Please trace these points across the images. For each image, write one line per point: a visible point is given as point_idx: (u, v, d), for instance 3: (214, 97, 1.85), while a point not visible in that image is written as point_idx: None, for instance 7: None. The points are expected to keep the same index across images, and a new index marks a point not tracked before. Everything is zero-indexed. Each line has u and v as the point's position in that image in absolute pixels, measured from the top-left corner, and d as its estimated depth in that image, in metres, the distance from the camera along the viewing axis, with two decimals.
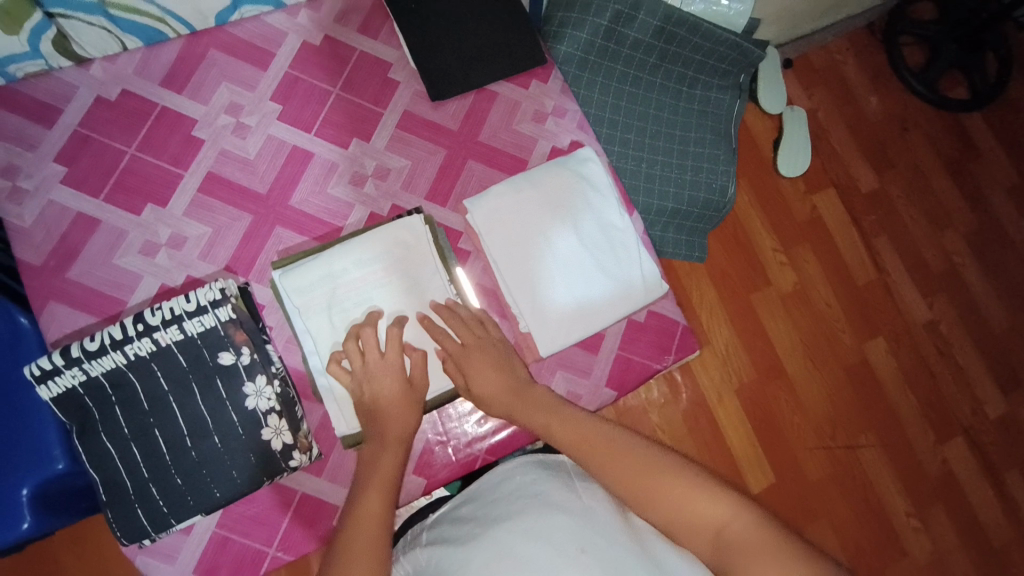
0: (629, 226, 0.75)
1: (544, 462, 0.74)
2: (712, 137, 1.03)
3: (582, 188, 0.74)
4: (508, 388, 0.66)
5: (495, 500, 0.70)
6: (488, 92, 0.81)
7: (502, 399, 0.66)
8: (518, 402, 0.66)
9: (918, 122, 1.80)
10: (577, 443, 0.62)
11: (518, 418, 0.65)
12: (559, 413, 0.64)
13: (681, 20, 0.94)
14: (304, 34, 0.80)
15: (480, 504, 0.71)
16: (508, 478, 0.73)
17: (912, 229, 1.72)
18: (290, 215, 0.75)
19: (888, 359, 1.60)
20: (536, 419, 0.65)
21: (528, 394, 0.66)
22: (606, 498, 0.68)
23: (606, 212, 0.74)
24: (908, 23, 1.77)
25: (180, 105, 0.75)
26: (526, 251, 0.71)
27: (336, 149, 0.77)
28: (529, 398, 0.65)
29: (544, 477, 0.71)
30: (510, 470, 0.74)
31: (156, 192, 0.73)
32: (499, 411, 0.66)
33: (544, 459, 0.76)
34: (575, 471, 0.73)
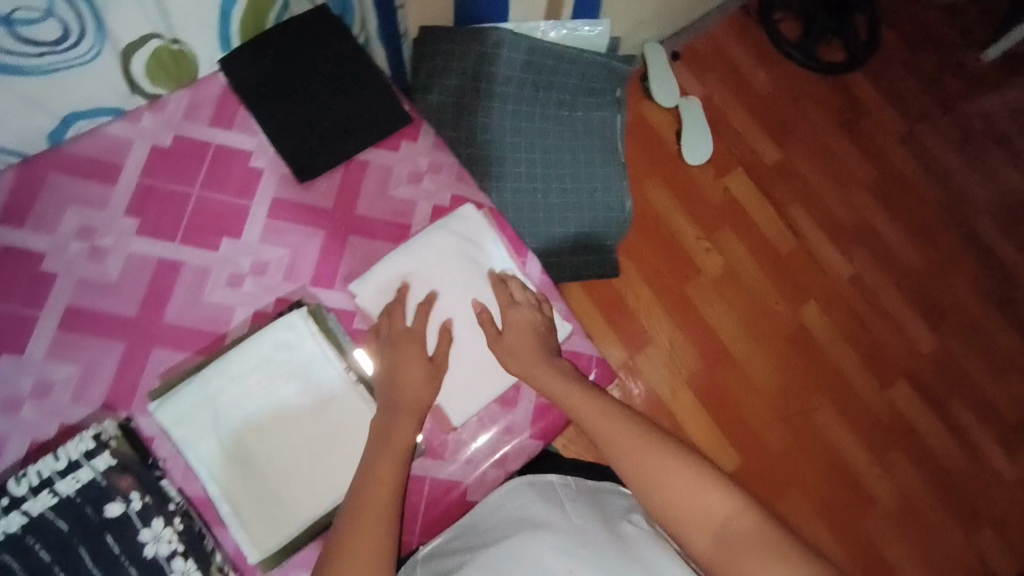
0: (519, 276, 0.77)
1: (536, 484, 0.73)
2: (601, 155, 1.05)
3: (463, 248, 0.75)
4: (534, 351, 0.72)
5: (491, 529, 0.67)
6: (357, 161, 0.79)
7: (525, 359, 0.72)
8: (540, 366, 0.71)
9: (806, 88, 1.87)
10: (604, 430, 0.68)
11: (535, 376, 0.71)
12: (583, 387, 0.70)
13: (545, 50, 0.98)
14: (150, 138, 0.75)
15: (474, 534, 0.68)
16: (498, 505, 0.70)
17: (821, 191, 1.79)
18: (167, 333, 0.70)
19: (824, 321, 1.66)
20: (555, 384, 0.71)
21: (554, 362, 0.72)
22: (593, 512, 0.69)
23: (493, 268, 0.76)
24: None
25: (23, 239, 0.70)
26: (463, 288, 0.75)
27: (205, 254, 0.73)
28: (552, 364, 0.72)
29: (538, 502, 0.70)
30: (500, 496, 0.71)
31: (11, 340, 0.68)
32: (518, 369, 0.72)
33: (536, 479, 0.74)
34: (566, 488, 0.73)
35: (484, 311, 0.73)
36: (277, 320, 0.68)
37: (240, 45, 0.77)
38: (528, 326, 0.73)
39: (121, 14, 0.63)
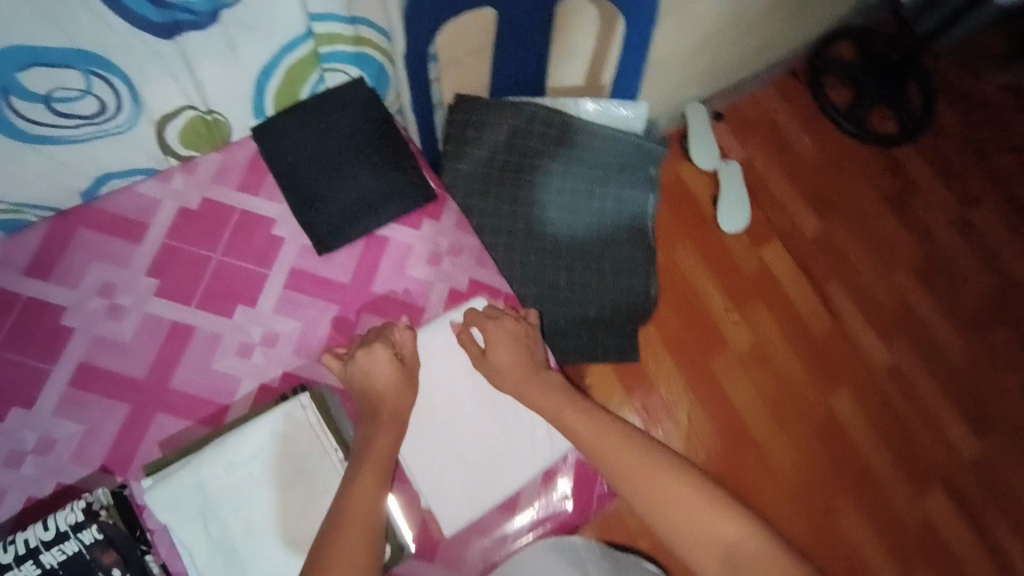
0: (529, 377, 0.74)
1: (561, 547, 0.72)
2: (630, 238, 1.02)
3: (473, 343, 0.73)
4: (524, 361, 0.71)
5: None
6: (377, 237, 0.78)
7: (517, 373, 0.71)
8: (534, 378, 0.71)
9: (853, 160, 1.81)
10: (610, 455, 0.68)
11: (531, 394, 0.71)
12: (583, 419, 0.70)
13: (578, 129, 0.96)
14: (179, 199, 0.76)
15: None
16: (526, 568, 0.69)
17: (863, 272, 1.71)
18: (172, 399, 0.70)
19: (855, 412, 1.59)
20: (551, 400, 0.70)
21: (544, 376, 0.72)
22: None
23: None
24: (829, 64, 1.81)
25: (46, 292, 0.71)
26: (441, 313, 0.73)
27: (219, 320, 0.74)
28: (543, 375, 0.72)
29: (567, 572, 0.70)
30: (525, 558, 0.70)
31: (21, 393, 0.68)
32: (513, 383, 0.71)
33: (562, 542, 0.72)
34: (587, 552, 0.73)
35: (461, 333, 0.72)
36: (278, 405, 0.67)
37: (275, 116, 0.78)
38: (510, 334, 0.72)
39: (158, 88, 0.64)
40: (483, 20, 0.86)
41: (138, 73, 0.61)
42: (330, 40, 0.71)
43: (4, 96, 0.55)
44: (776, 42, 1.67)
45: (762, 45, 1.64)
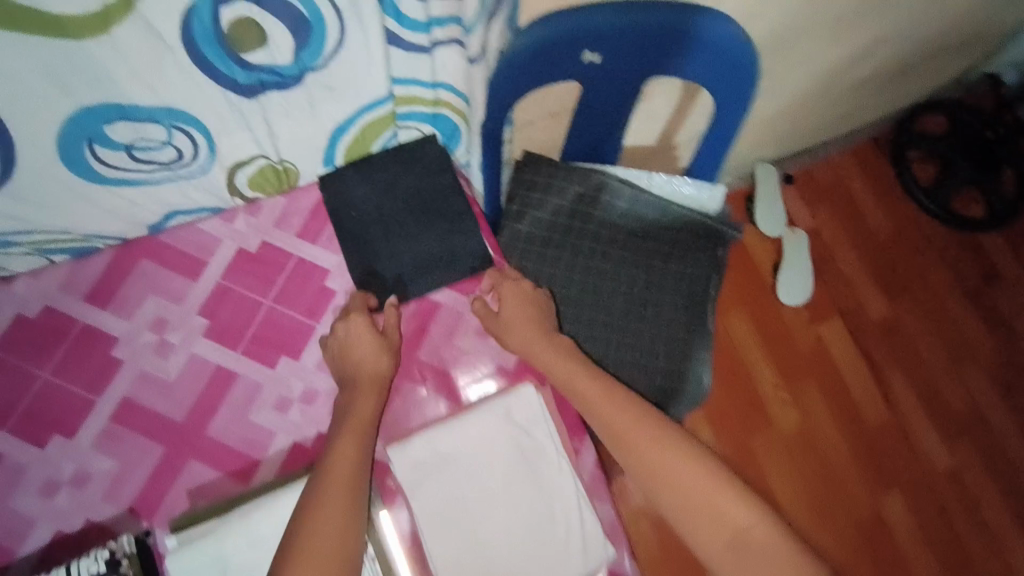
0: (571, 486, 0.68)
1: None
2: (688, 318, 0.97)
3: (512, 435, 0.68)
4: (533, 320, 0.76)
5: None
6: (428, 301, 0.76)
7: (526, 333, 0.74)
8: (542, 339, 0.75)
9: (931, 241, 1.70)
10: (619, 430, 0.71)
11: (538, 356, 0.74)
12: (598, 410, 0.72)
13: (647, 202, 0.92)
14: (239, 240, 0.76)
15: None
16: None
17: (930, 362, 1.61)
18: (207, 447, 0.70)
19: (906, 515, 1.50)
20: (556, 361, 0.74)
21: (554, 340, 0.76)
22: None
23: (545, 466, 0.68)
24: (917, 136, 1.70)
25: (102, 321, 0.72)
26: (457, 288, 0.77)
27: (262, 369, 0.73)
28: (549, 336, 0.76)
29: None
30: None
31: (65, 422, 0.69)
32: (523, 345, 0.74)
33: None
34: None
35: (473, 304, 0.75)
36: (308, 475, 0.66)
37: (343, 171, 0.77)
38: (520, 298, 0.77)
39: (235, 141, 0.63)
40: (566, 91, 0.83)
41: (218, 127, 0.60)
42: (409, 100, 0.69)
43: (88, 143, 0.55)
44: (864, 111, 1.57)
45: (851, 112, 1.53)
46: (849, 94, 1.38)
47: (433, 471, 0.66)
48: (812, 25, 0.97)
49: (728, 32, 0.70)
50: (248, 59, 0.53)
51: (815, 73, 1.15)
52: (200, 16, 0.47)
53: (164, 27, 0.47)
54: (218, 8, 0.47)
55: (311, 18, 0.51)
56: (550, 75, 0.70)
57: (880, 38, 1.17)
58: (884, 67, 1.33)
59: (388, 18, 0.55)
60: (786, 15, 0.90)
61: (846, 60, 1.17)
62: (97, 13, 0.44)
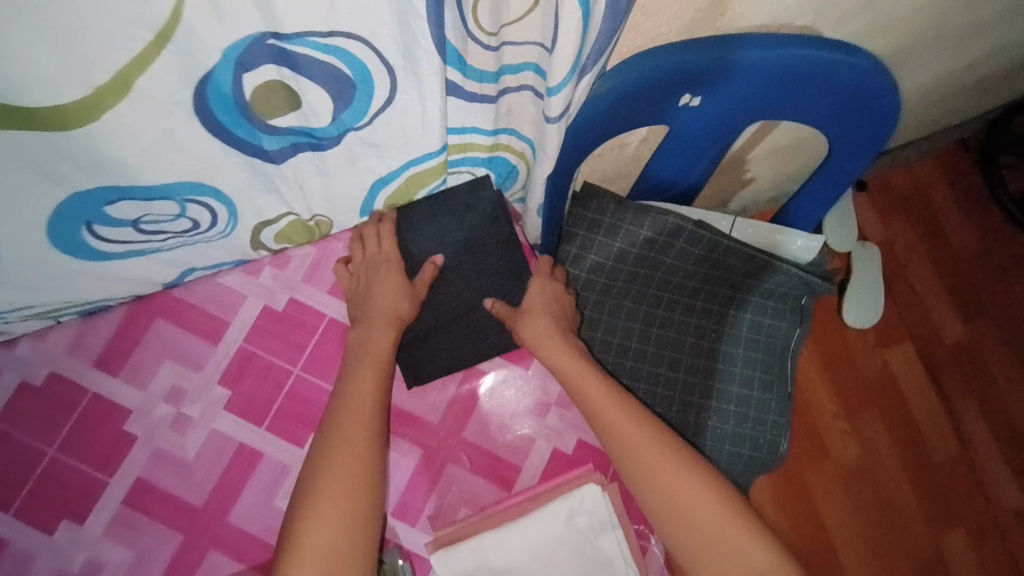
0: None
1: None
2: (759, 374, 0.85)
3: (576, 543, 0.61)
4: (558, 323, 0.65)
5: None
6: (476, 371, 0.66)
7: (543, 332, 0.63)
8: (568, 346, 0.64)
9: (1020, 259, 1.49)
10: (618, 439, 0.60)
11: (570, 375, 0.62)
12: (606, 414, 0.61)
13: (729, 250, 0.76)
14: (265, 297, 0.66)
15: None
16: None
17: (1008, 392, 1.43)
18: (229, 536, 0.62)
19: (969, 558, 1.34)
20: (585, 377, 0.62)
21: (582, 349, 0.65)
22: None
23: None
24: (1012, 139, 1.46)
25: (112, 390, 0.64)
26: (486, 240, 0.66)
27: (289, 449, 0.64)
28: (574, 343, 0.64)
29: None
30: None
31: (75, 505, 0.61)
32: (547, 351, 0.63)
33: None
34: None
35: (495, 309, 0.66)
36: None
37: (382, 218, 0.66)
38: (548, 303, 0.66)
39: (260, 203, 0.53)
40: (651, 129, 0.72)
41: (239, 193, 0.50)
42: (464, 148, 0.58)
43: (86, 225, 0.45)
44: (960, 111, 1.37)
45: (945, 116, 1.34)
46: (953, 100, 1.20)
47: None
48: (936, 38, 0.80)
49: (779, 55, 0.53)
50: (276, 124, 0.42)
51: (922, 86, 0.98)
52: (219, 81, 0.36)
53: (173, 101, 0.36)
54: (241, 75, 0.36)
55: (356, 76, 0.41)
56: (636, 119, 0.57)
57: (1006, 40, 0.98)
58: (998, 71, 1.15)
59: (451, 70, 0.44)
60: (912, 30, 0.74)
61: (960, 70, 1.00)
62: (87, 100, 0.33)
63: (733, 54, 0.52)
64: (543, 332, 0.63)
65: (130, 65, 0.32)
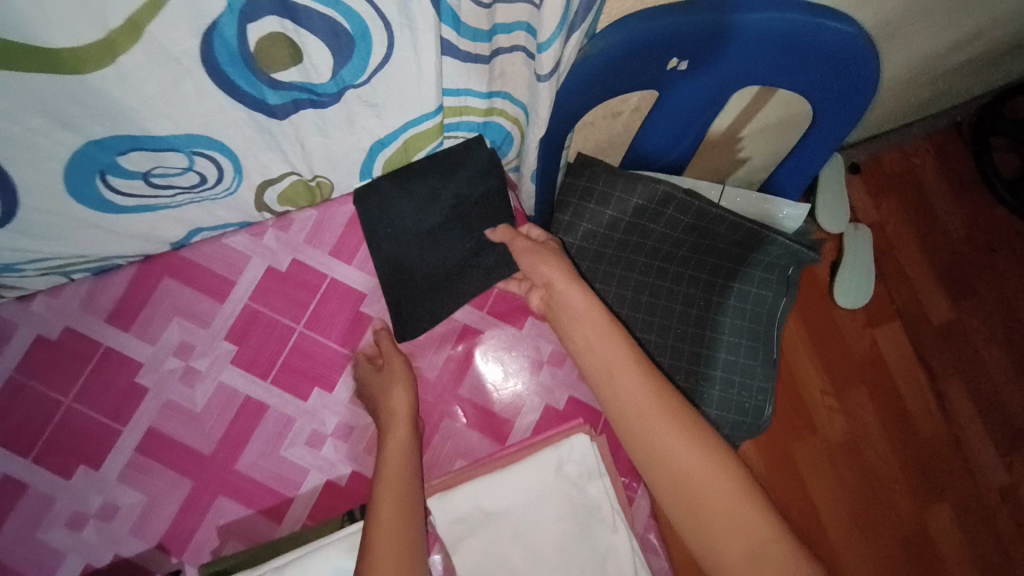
0: (628, 548, 0.62)
1: None
2: (745, 343, 0.88)
3: (565, 489, 0.63)
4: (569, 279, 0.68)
5: None
6: (473, 330, 0.69)
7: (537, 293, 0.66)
8: None
9: (1011, 242, 1.51)
10: (613, 398, 0.60)
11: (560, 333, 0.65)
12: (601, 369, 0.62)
13: (716, 218, 0.77)
14: (269, 258, 0.69)
15: None
16: None
17: (994, 372, 1.46)
18: (235, 483, 0.65)
19: (954, 533, 1.37)
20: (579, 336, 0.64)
21: None
22: None
23: (598, 524, 0.63)
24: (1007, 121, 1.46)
25: (124, 344, 0.67)
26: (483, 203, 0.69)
27: (294, 401, 0.67)
28: None
29: None
30: None
31: (90, 452, 0.65)
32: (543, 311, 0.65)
33: None
34: None
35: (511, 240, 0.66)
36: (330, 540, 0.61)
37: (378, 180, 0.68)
38: None
39: (264, 161, 0.55)
40: (643, 95, 0.75)
41: (245, 149, 0.52)
42: (459, 111, 0.60)
43: (101, 175, 0.48)
44: (952, 93, 1.38)
45: (938, 97, 1.35)
46: (945, 80, 1.21)
47: (478, 528, 0.62)
48: (924, 12, 0.82)
49: (762, 18, 0.55)
50: (279, 78, 0.45)
51: (912, 63, 1.00)
52: (224, 32, 0.39)
53: (180, 50, 0.39)
54: (245, 25, 0.39)
55: (354, 32, 0.43)
56: (626, 80, 0.59)
57: (995, 17, 0.99)
58: (989, 49, 1.16)
59: (445, 27, 0.46)
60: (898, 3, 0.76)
61: (950, 47, 1.01)
62: (102, 43, 0.36)
63: (715, 17, 0.54)
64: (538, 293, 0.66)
65: (142, 10, 0.35)
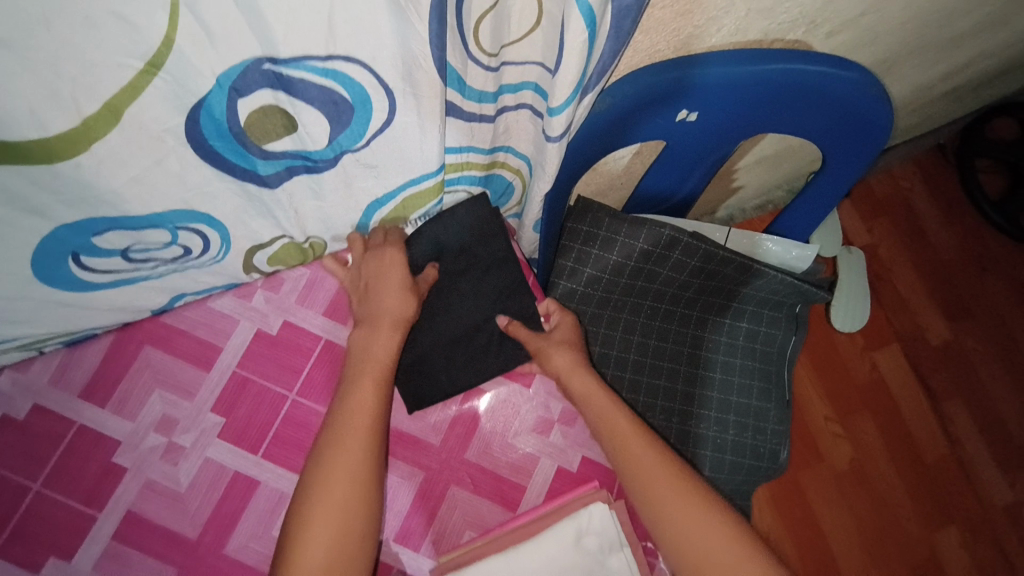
0: None
1: None
2: (757, 385, 0.86)
3: (585, 566, 0.59)
4: None
5: None
6: (477, 390, 0.65)
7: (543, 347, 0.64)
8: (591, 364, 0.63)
9: (999, 261, 1.52)
10: (614, 437, 0.61)
11: (569, 388, 0.63)
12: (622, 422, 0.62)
13: (724, 260, 0.75)
14: (258, 321, 0.65)
15: None
16: None
17: (993, 391, 1.45)
18: (224, 569, 0.59)
19: (964, 557, 1.34)
20: (586, 394, 0.63)
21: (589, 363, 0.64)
22: None
23: None
24: (986, 144, 1.48)
25: (100, 422, 0.61)
26: (485, 257, 0.65)
27: (287, 475, 0.62)
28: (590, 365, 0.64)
29: None
30: None
31: (61, 542, 0.58)
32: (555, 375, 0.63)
33: None
34: None
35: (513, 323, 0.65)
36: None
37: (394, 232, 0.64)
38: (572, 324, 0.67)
39: (254, 227, 0.52)
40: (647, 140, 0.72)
41: (233, 217, 0.48)
42: (461, 167, 0.57)
43: (74, 256, 0.43)
44: (937, 118, 1.40)
45: (924, 122, 1.36)
46: (933, 107, 1.22)
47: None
48: (920, 50, 0.82)
49: (775, 68, 0.54)
50: (272, 148, 0.41)
51: (904, 94, 1.00)
52: (212, 111, 0.35)
53: (164, 129, 0.35)
54: (236, 100, 0.35)
55: (354, 99, 0.40)
56: (635, 130, 0.57)
57: (982, 50, 1.00)
58: (974, 78, 1.17)
59: (451, 91, 0.43)
60: (896, 42, 0.76)
61: (939, 78, 1.02)
62: (77, 130, 0.32)
63: (733, 68, 0.53)
64: (547, 354, 0.63)
65: (122, 94, 0.31)
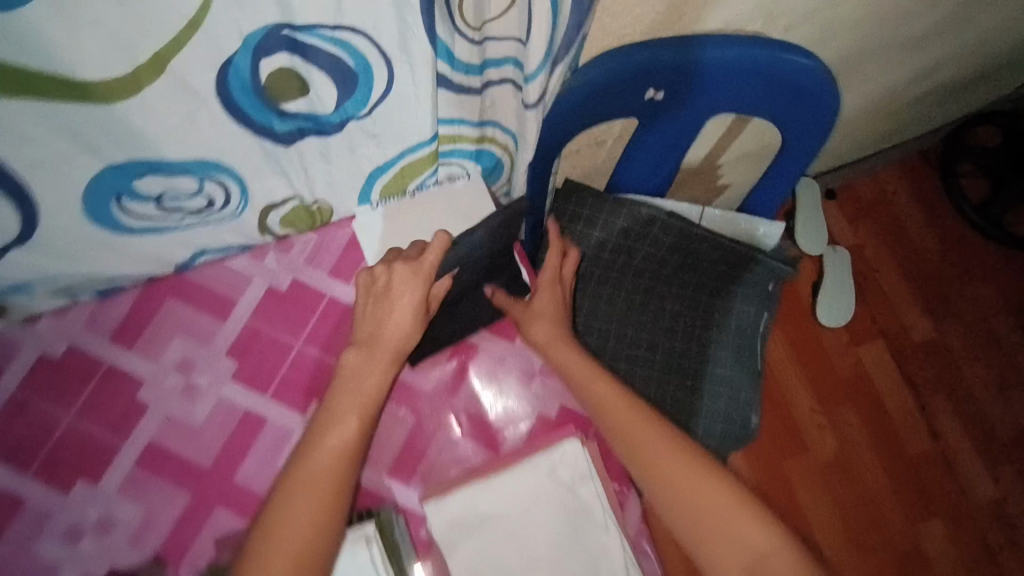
0: (620, 550, 0.64)
1: None
2: (735, 357, 0.91)
3: (559, 493, 0.65)
4: None
5: None
6: (467, 345, 0.71)
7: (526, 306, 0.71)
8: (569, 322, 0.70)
9: (981, 262, 1.57)
10: (587, 386, 0.68)
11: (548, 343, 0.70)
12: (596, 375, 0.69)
13: (696, 236, 0.83)
14: (269, 278, 0.72)
15: None
16: None
17: (975, 389, 1.49)
18: (233, 495, 0.66)
19: (946, 547, 1.38)
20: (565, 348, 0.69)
21: None
22: None
23: (590, 526, 0.64)
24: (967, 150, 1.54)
25: (127, 362, 0.68)
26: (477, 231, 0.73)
27: (292, 416, 0.68)
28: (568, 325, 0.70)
29: None
30: None
31: (89, 467, 0.65)
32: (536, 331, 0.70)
33: None
34: None
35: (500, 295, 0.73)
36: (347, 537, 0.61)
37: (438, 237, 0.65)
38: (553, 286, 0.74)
39: (270, 185, 0.59)
40: (626, 125, 0.80)
41: (252, 173, 0.55)
42: (453, 140, 0.64)
43: (116, 197, 0.51)
44: (918, 123, 1.46)
45: (904, 127, 1.43)
46: (908, 110, 1.28)
47: (472, 534, 0.64)
48: (882, 51, 0.89)
49: (729, 54, 0.61)
50: (287, 108, 0.49)
51: (876, 95, 1.07)
52: (238, 68, 0.43)
53: (198, 82, 0.43)
54: (258, 60, 0.43)
55: (357, 67, 0.47)
56: (609, 109, 0.64)
57: (948, 54, 1.06)
58: (947, 83, 1.24)
59: (441, 63, 0.50)
60: (855, 40, 0.83)
61: (908, 81, 1.09)
62: (130, 76, 0.40)
63: (691, 53, 0.60)
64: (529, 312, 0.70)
65: (168, 47, 0.39)
